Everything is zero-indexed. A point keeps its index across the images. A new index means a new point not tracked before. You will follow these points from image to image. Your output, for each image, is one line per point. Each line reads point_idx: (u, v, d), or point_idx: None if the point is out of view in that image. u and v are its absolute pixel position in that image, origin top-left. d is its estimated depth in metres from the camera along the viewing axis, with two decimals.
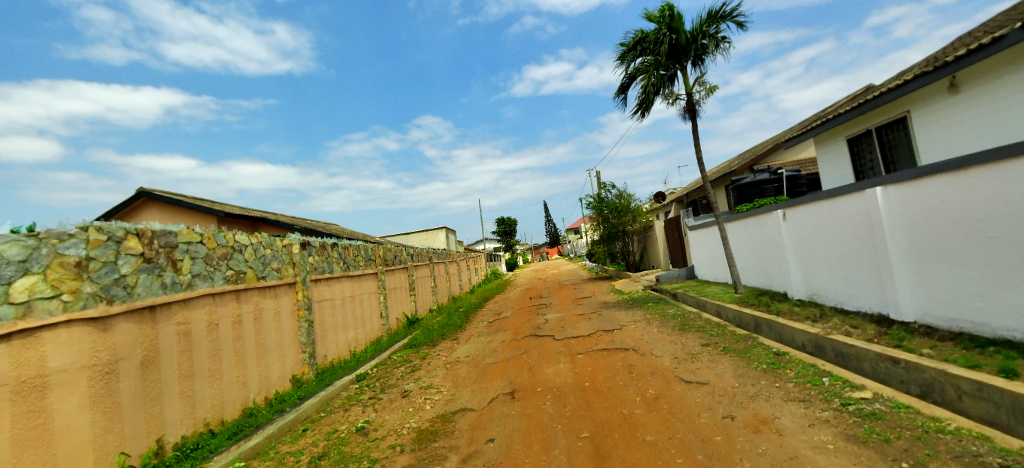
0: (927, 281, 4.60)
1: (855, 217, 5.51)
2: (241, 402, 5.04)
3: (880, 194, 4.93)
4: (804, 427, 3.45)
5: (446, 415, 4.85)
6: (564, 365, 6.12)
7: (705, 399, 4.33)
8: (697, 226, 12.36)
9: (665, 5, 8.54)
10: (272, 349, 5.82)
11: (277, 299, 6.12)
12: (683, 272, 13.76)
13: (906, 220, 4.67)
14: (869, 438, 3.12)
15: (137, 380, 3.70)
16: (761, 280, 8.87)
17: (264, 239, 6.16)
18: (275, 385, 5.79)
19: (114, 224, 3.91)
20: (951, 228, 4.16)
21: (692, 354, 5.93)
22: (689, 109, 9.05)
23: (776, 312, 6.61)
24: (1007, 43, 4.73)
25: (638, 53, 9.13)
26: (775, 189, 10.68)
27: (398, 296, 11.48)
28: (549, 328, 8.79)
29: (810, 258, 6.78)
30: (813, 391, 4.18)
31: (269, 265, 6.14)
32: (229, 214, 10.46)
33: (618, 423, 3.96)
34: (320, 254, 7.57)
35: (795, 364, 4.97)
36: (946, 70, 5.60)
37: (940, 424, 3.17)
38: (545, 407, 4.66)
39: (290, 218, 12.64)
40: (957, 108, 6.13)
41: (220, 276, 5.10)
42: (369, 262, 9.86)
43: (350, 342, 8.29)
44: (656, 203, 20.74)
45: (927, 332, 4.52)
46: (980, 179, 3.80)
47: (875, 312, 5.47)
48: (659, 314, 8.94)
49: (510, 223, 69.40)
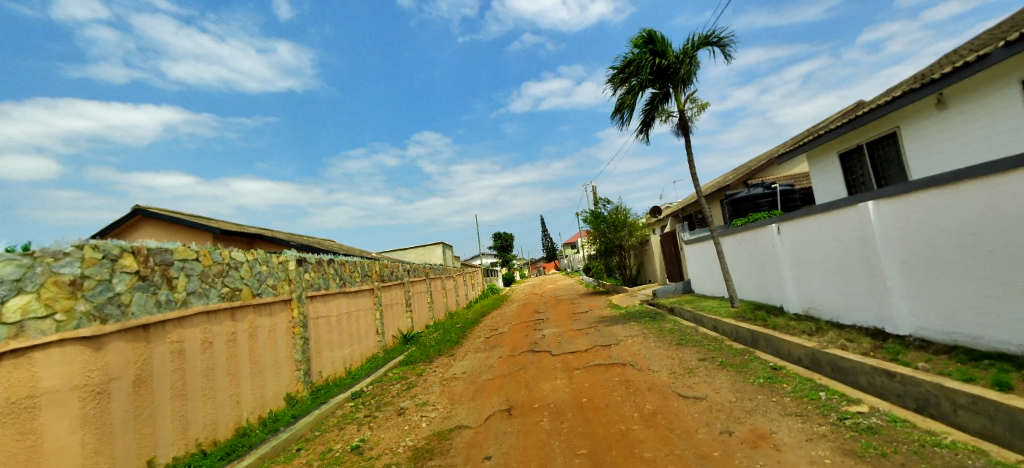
0: (921, 295, 4.62)
1: (848, 231, 5.58)
2: (235, 422, 4.97)
3: (874, 209, 4.99)
4: (801, 442, 3.44)
5: (443, 432, 4.81)
6: (561, 380, 6.09)
7: (703, 415, 4.31)
8: (692, 240, 12.42)
9: (644, 30, 8.79)
10: (268, 367, 5.77)
11: (272, 317, 6.07)
12: (679, 285, 13.75)
13: (900, 234, 4.72)
14: (866, 452, 3.12)
15: (129, 400, 3.67)
16: (757, 294, 8.87)
17: (260, 256, 6.16)
18: (270, 404, 5.72)
19: (110, 242, 3.92)
20: (944, 242, 4.22)
21: (689, 369, 5.91)
22: (683, 126, 9.16)
23: (772, 326, 6.62)
24: (991, 61, 4.92)
25: (627, 75, 9.29)
26: (769, 203, 10.74)
27: (394, 312, 11.37)
28: (546, 344, 8.75)
29: (805, 271, 6.81)
30: (810, 406, 4.17)
31: (265, 282, 6.12)
32: (225, 232, 10.40)
33: (617, 440, 3.93)
34: (317, 270, 7.57)
35: (792, 378, 4.97)
36: (932, 88, 5.77)
37: (937, 438, 3.17)
38: (543, 423, 4.63)
39: (287, 235, 12.62)
40: (945, 124, 6.26)
41: (215, 294, 5.08)
42: (366, 278, 9.84)
43: (345, 359, 8.20)
44: (652, 218, 20.96)
45: (922, 345, 4.52)
46: (969, 193, 3.88)
47: (871, 325, 5.48)
48: (656, 328, 8.91)
49: (505, 239, 69.97)
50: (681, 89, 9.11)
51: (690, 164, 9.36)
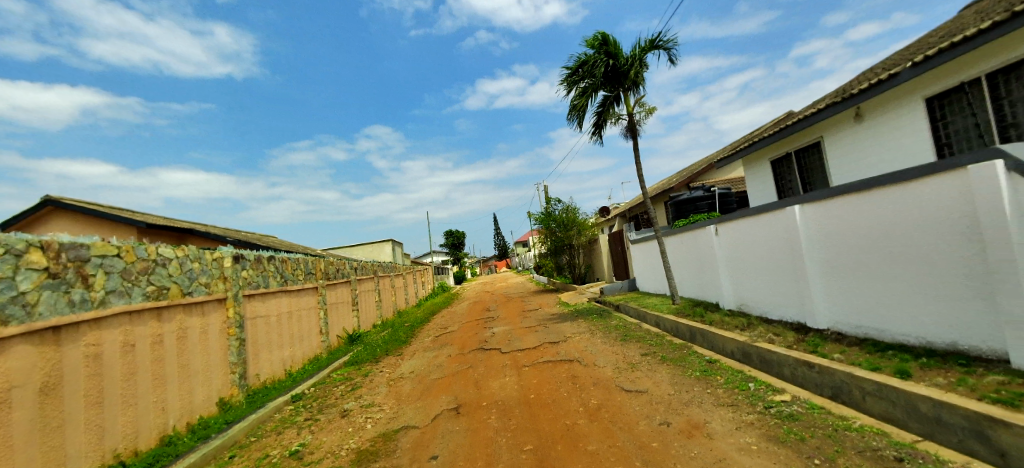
0: (837, 292, 5.07)
1: (776, 233, 5.99)
2: (159, 430, 4.62)
3: (799, 212, 5.39)
4: (731, 430, 3.67)
5: (388, 433, 4.71)
6: (510, 378, 6.14)
7: (644, 408, 4.49)
8: (638, 239, 12.87)
9: (598, 32, 9.01)
10: (197, 371, 5.41)
11: (203, 317, 5.70)
12: (626, 283, 14.22)
13: (820, 236, 5.14)
14: (787, 438, 3.37)
15: (34, 409, 3.33)
16: (695, 292, 9.34)
17: (192, 252, 5.77)
18: (200, 409, 5.36)
19: (14, 235, 3.53)
20: (857, 243, 4.64)
21: (632, 364, 6.14)
22: (631, 129, 9.47)
23: (709, 322, 6.99)
24: (899, 80, 5.46)
25: (580, 76, 9.48)
26: (709, 206, 11.33)
27: (339, 311, 11.00)
28: (495, 342, 8.78)
29: (739, 270, 7.26)
30: (740, 396, 4.45)
31: (196, 280, 5.74)
32: (151, 225, 9.62)
33: (562, 435, 4.02)
34: (255, 268, 7.19)
35: (725, 371, 5.28)
36: (850, 102, 6.32)
37: (847, 422, 3.48)
38: (490, 421, 4.65)
39: (223, 230, 11.87)
40: (859, 136, 6.90)
41: (138, 292, 4.71)
42: (309, 276, 9.46)
43: (286, 360, 7.84)
44: (600, 218, 21.59)
45: (838, 338, 4.95)
46: (880, 199, 4.29)
47: (794, 319, 5.93)
48: (603, 325, 9.17)
49: (460, 237, 69.56)
50: (630, 93, 9.41)
51: (638, 166, 9.69)
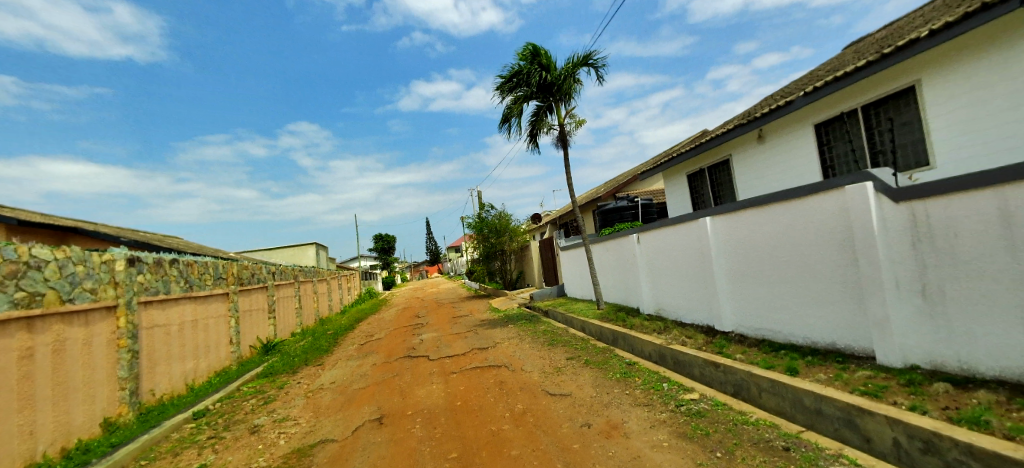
0: (740, 297, 5.55)
1: (690, 242, 6.45)
2: (25, 457, 4.02)
3: (710, 224, 5.85)
4: (646, 428, 3.88)
5: (304, 448, 4.45)
6: (437, 385, 6.06)
7: (567, 411, 4.62)
8: (567, 246, 13.27)
9: (529, 44, 9.22)
10: (77, 387, 4.78)
11: (88, 327, 5.06)
12: (555, 289, 14.61)
13: (728, 246, 5.61)
14: (694, 433, 3.62)
15: None
16: (619, 297, 9.80)
17: (75, 254, 5.12)
18: (79, 432, 4.73)
19: None
20: (758, 253, 5.12)
21: (558, 368, 6.30)
22: (562, 139, 9.77)
23: (630, 326, 7.35)
24: (793, 107, 6.15)
25: (514, 85, 9.63)
26: (632, 215, 11.95)
27: (253, 319, 10.25)
28: (423, 349, 8.64)
29: (657, 276, 7.72)
30: (655, 396, 4.73)
31: (80, 285, 5.11)
32: (25, 223, 8.36)
33: (487, 441, 4.03)
34: (154, 272, 6.53)
35: (642, 372, 5.57)
36: (754, 124, 7.00)
37: (745, 416, 3.82)
38: (415, 430, 4.55)
39: (117, 230, 10.61)
40: (760, 156, 7.65)
41: (3, 299, 4.10)
42: (218, 281, 8.75)
43: (188, 374, 7.16)
44: (532, 225, 22.06)
45: (740, 340, 5.41)
46: (776, 213, 4.77)
47: (704, 323, 6.41)
48: (531, 330, 9.32)
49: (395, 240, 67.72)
50: (562, 104, 9.71)
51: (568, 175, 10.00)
